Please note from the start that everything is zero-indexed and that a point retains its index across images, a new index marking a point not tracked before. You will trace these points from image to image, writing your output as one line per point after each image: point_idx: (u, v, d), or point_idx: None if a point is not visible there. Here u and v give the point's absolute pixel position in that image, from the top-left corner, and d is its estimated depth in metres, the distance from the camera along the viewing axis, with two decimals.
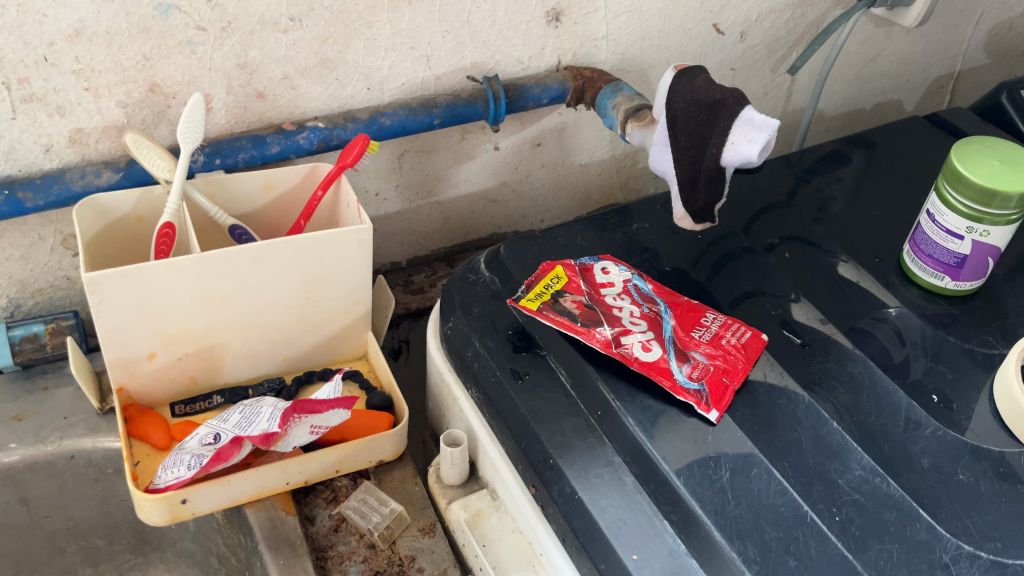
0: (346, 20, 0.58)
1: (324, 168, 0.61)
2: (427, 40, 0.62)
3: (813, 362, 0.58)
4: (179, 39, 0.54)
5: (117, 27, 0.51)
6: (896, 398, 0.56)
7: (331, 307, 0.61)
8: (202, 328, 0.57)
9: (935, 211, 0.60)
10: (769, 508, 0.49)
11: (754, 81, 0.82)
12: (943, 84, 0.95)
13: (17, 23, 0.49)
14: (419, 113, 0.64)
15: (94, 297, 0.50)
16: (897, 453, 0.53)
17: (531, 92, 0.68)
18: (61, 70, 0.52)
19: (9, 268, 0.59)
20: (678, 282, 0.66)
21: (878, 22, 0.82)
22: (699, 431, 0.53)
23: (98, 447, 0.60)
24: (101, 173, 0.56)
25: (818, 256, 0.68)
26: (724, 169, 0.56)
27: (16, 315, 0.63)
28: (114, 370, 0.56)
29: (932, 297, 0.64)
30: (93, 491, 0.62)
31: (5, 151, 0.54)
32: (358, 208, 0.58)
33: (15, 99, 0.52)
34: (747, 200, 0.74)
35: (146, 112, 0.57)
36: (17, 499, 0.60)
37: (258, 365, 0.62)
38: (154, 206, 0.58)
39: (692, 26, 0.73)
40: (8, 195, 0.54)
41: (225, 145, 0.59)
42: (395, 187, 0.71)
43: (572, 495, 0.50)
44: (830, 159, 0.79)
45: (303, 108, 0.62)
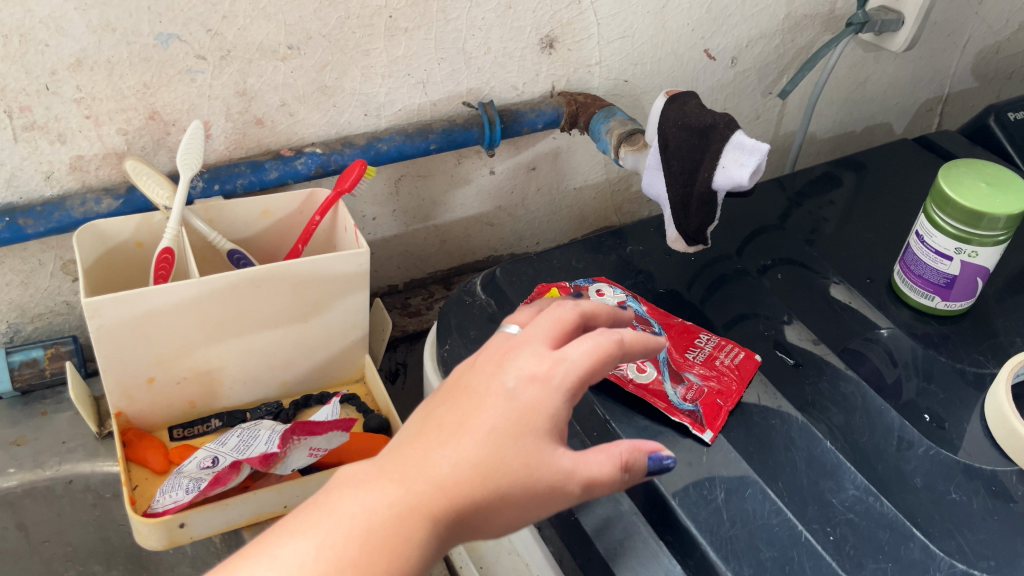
0: (344, 48, 0.59)
1: (322, 194, 0.62)
2: (423, 67, 0.64)
3: (807, 384, 0.59)
4: (179, 68, 0.55)
5: (117, 56, 0.52)
6: (889, 418, 0.56)
7: (329, 330, 0.61)
8: (201, 353, 0.57)
9: (924, 232, 0.61)
10: (764, 528, 0.49)
11: (745, 106, 0.83)
12: (932, 107, 0.97)
13: (20, 53, 0.50)
14: (415, 138, 0.65)
15: (94, 322, 0.51)
16: (890, 472, 0.53)
17: (526, 117, 0.69)
18: (62, 99, 0.53)
19: (9, 294, 0.60)
20: (672, 304, 0.67)
21: (866, 47, 0.83)
22: (695, 452, 0.54)
23: (96, 472, 0.60)
24: (101, 200, 0.57)
25: (810, 277, 0.69)
26: (716, 193, 0.57)
27: (16, 340, 0.63)
28: (113, 395, 0.56)
29: (923, 318, 0.65)
30: (91, 515, 0.62)
31: (6, 178, 0.55)
32: (355, 233, 0.59)
33: (16, 128, 0.53)
34: (740, 223, 0.74)
35: (147, 139, 0.57)
36: (14, 524, 0.60)
37: (256, 389, 0.63)
38: (153, 232, 0.58)
39: (684, 52, 0.74)
40: (10, 222, 0.54)
41: (224, 171, 0.60)
42: (393, 211, 0.72)
43: (568, 517, 0.51)
44: (822, 181, 0.80)
45: (301, 135, 0.63)
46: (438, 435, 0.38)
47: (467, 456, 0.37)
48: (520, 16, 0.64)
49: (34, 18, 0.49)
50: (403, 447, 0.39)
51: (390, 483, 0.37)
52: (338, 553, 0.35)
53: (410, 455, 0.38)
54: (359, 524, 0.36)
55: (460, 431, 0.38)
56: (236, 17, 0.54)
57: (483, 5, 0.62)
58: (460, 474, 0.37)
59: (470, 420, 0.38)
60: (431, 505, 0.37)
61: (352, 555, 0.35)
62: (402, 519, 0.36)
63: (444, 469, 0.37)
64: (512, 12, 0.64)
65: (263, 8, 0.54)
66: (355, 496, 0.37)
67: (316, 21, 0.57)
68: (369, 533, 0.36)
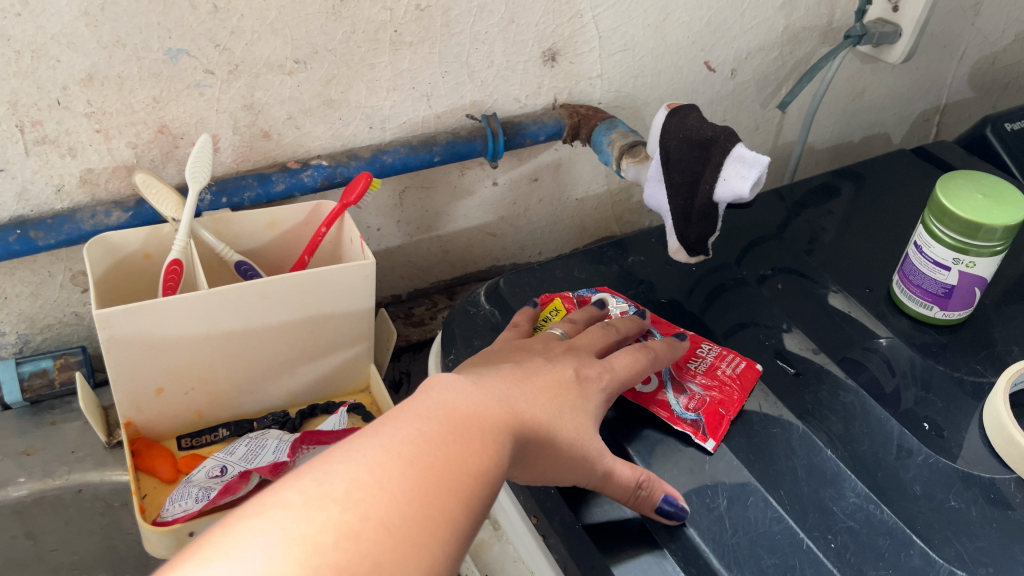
0: (349, 63, 0.60)
1: (327, 206, 0.63)
2: (428, 80, 0.64)
3: (807, 393, 0.60)
4: (188, 82, 0.56)
5: (128, 71, 0.53)
6: (888, 426, 0.57)
7: (335, 340, 0.62)
8: (208, 364, 0.58)
9: (922, 243, 0.62)
10: (766, 536, 0.50)
11: (745, 117, 0.84)
12: (929, 118, 0.98)
13: (32, 68, 0.50)
14: (419, 151, 0.66)
15: (104, 334, 0.51)
16: (890, 480, 0.54)
17: (529, 129, 0.70)
18: (73, 113, 0.53)
19: (19, 305, 0.60)
20: (673, 314, 0.68)
21: (864, 59, 0.84)
22: (697, 460, 0.54)
23: (105, 481, 0.61)
24: (110, 213, 0.58)
25: (810, 287, 0.70)
26: (717, 204, 0.57)
27: (25, 351, 0.64)
28: (121, 405, 0.57)
29: (921, 327, 0.66)
30: (100, 524, 0.63)
31: (17, 191, 0.56)
32: (361, 245, 0.60)
33: (27, 141, 0.53)
34: (740, 233, 0.75)
35: (155, 152, 0.58)
36: (23, 533, 0.61)
37: (262, 399, 0.63)
38: (161, 243, 0.59)
39: (684, 64, 0.75)
40: (21, 235, 0.55)
41: (231, 184, 0.61)
42: (396, 223, 0.73)
43: (572, 525, 0.52)
44: (820, 191, 0.81)
45: (307, 147, 0.64)
46: (515, 378, 0.43)
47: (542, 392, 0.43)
48: (523, 30, 0.65)
49: (45, 35, 0.49)
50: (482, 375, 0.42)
51: (490, 392, 0.40)
52: (462, 427, 0.36)
53: (495, 381, 0.41)
54: (471, 408, 0.37)
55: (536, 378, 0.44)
56: (244, 32, 0.55)
57: (487, 19, 0.63)
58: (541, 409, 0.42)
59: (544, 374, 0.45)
60: (523, 422, 0.40)
61: (475, 433, 0.36)
62: (506, 421, 0.39)
63: (529, 401, 0.42)
64: (515, 26, 0.64)
65: (270, 24, 0.55)
66: (454, 389, 0.38)
67: (323, 35, 0.58)
68: (483, 419, 0.37)
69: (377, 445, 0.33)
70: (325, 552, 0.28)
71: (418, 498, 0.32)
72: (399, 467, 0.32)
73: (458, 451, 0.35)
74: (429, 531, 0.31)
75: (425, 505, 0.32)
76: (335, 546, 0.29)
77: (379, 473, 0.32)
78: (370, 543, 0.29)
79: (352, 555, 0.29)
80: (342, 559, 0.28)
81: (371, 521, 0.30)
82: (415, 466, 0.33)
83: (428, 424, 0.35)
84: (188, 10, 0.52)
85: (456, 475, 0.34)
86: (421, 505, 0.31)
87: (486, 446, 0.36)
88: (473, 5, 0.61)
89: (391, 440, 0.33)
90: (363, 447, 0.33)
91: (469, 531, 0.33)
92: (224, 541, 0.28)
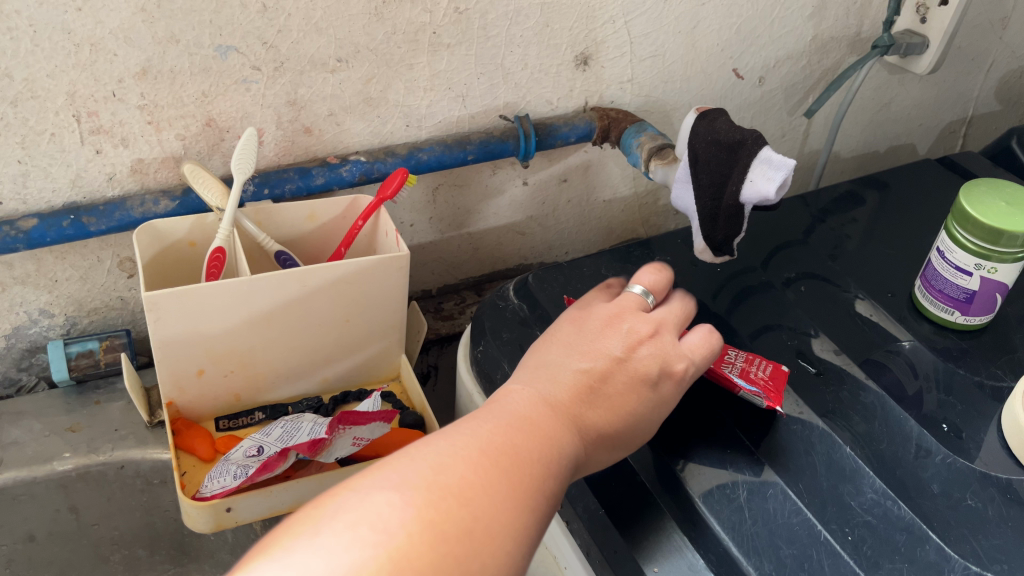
0: (389, 62, 0.62)
1: (365, 200, 0.65)
2: (463, 82, 0.67)
3: (828, 392, 0.61)
4: (236, 78, 0.58)
5: (180, 66, 0.56)
6: (908, 427, 0.58)
7: (369, 330, 0.64)
8: (248, 349, 0.60)
9: (945, 249, 0.63)
10: (785, 527, 0.52)
11: (772, 124, 0.86)
12: (955, 129, 0.98)
13: (90, 61, 0.53)
14: (453, 149, 0.68)
15: (151, 316, 0.54)
16: (908, 477, 0.55)
17: (560, 131, 0.72)
18: (127, 105, 0.56)
19: (68, 288, 0.63)
20: (698, 314, 0.69)
21: (891, 69, 0.86)
22: (723, 451, 0.56)
23: (146, 459, 0.64)
24: (159, 202, 0.60)
25: (833, 291, 0.71)
26: (743, 206, 0.59)
27: (72, 333, 0.66)
28: (165, 386, 0.60)
29: (943, 332, 0.67)
30: (139, 501, 0.66)
31: (72, 178, 0.58)
32: (396, 237, 0.62)
33: (83, 131, 0.56)
34: (764, 238, 0.77)
35: (202, 144, 0.61)
36: (67, 507, 0.64)
37: (297, 384, 0.65)
38: (206, 232, 0.62)
39: (713, 71, 0.77)
40: (75, 220, 0.58)
41: (274, 176, 0.63)
42: (429, 219, 0.75)
43: (596, 511, 0.55)
44: (845, 199, 0.82)
45: (346, 143, 0.66)
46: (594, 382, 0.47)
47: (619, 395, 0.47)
48: (557, 34, 0.67)
49: (104, 29, 0.52)
50: (551, 379, 0.46)
51: (564, 405, 0.45)
52: (543, 440, 0.41)
53: (571, 388, 0.46)
54: (548, 421, 0.43)
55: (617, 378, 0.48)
56: (290, 31, 0.57)
57: (522, 23, 0.65)
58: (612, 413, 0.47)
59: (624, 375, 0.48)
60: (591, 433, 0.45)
61: (554, 447, 0.42)
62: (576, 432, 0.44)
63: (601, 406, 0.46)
64: (549, 30, 0.66)
65: (315, 23, 0.58)
66: (532, 404, 0.44)
67: (365, 36, 0.60)
68: (559, 432, 0.43)
69: (482, 453, 0.39)
70: (445, 535, 0.34)
71: (515, 503, 0.38)
72: (500, 475, 0.38)
73: (542, 464, 0.40)
74: (519, 529, 0.37)
75: (518, 510, 0.38)
76: (454, 534, 0.35)
77: (484, 476, 0.38)
78: (480, 537, 0.35)
79: (467, 541, 0.35)
80: (459, 546, 0.35)
81: (481, 520, 0.36)
82: (511, 474, 0.38)
83: (515, 436, 0.41)
84: (238, 9, 0.55)
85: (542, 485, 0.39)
86: (515, 509, 0.38)
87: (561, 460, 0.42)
88: (509, 9, 0.63)
89: (491, 447, 0.39)
90: (469, 452, 0.38)
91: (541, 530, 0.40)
92: (364, 513, 0.34)
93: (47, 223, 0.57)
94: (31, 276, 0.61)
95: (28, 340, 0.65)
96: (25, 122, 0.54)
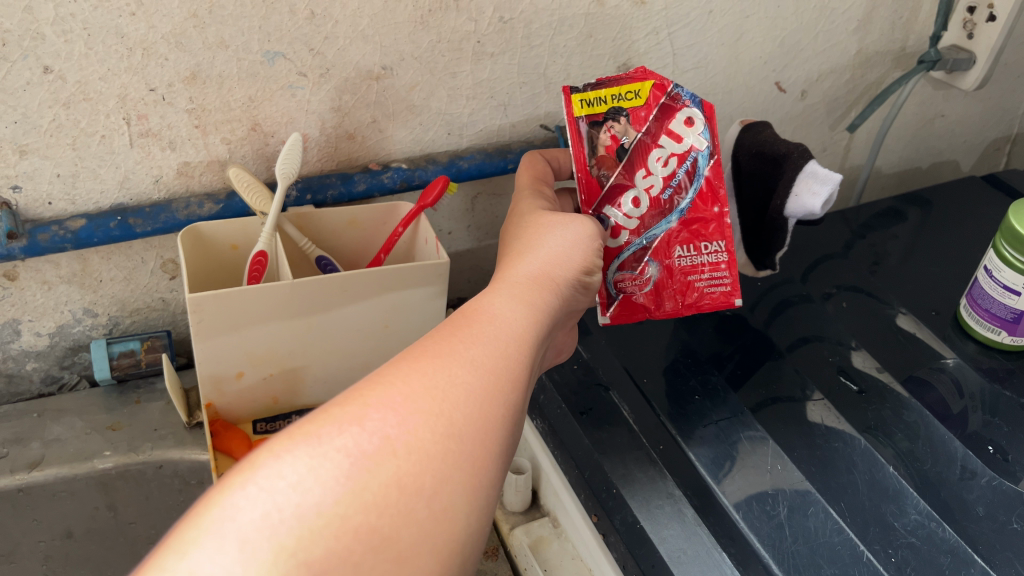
0: (433, 70, 0.63)
1: (405, 207, 0.65)
2: (505, 91, 0.67)
3: (870, 410, 0.61)
4: (282, 83, 0.58)
5: (228, 71, 0.56)
6: (952, 447, 0.58)
7: (409, 340, 0.65)
8: (287, 351, 0.60)
9: (993, 267, 0.62)
10: (826, 546, 0.51)
11: (813, 138, 0.85)
12: (1000, 147, 0.97)
13: (142, 65, 0.53)
14: (494, 157, 0.68)
15: (195, 318, 0.54)
16: (953, 499, 0.54)
17: None
18: (176, 108, 0.57)
19: (113, 288, 0.64)
20: (736, 328, 0.69)
21: (936, 85, 0.85)
22: (767, 462, 0.57)
23: (185, 459, 0.64)
24: (203, 205, 0.61)
25: (875, 306, 0.71)
26: (787, 220, 0.59)
27: (114, 332, 0.67)
28: (205, 387, 0.60)
29: (989, 352, 0.66)
30: (176, 500, 0.67)
31: (120, 180, 0.59)
32: (436, 244, 0.62)
33: (133, 134, 0.57)
34: (803, 253, 0.77)
35: (247, 149, 0.61)
36: (105, 505, 0.65)
37: (335, 389, 0.66)
38: (248, 236, 0.62)
39: (755, 84, 0.77)
40: (121, 221, 0.59)
41: (316, 182, 0.64)
42: (467, 227, 0.75)
43: (634, 525, 0.54)
44: (887, 215, 0.81)
45: (388, 150, 0.66)
46: (520, 296, 0.44)
47: (550, 306, 0.45)
48: (600, 44, 0.67)
49: (157, 34, 0.52)
50: (489, 298, 0.43)
51: (499, 314, 0.41)
52: (481, 341, 0.38)
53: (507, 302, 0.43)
54: (484, 326, 0.40)
55: (534, 291, 0.45)
56: (337, 38, 0.58)
57: (566, 33, 0.65)
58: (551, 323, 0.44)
59: (542, 285, 0.46)
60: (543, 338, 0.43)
61: (498, 347, 0.39)
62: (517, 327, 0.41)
63: (544, 315, 0.44)
64: (593, 40, 0.66)
65: (362, 31, 0.58)
66: (486, 317, 0.41)
67: (410, 43, 0.60)
68: (504, 334, 0.40)
69: (398, 366, 0.36)
70: (382, 462, 0.31)
71: (460, 402, 0.35)
72: (429, 379, 0.35)
73: (492, 358, 0.38)
74: (478, 429, 0.34)
75: (470, 410, 0.35)
76: (396, 458, 0.31)
77: (413, 386, 0.34)
78: (430, 447, 0.32)
79: (414, 460, 0.32)
80: (405, 467, 0.31)
81: (431, 432, 0.33)
82: (446, 376, 0.35)
83: (443, 343, 0.38)
84: (287, 16, 0.55)
85: (495, 374, 0.37)
86: (462, 409, 0.34)
87: (514, 359, 0.39)
88: (553, 19, 0.63)
89: (420, 358, 0.36)
90: (389, 371, 0.35)
91: (513, 433, 0.37)
92: (284, 467, 0.30)
93: (95, 223, 0.58)
94: (77, 276, 0.62)
95: (71, 339, 0.66)
96: (76, 123, 0.55)
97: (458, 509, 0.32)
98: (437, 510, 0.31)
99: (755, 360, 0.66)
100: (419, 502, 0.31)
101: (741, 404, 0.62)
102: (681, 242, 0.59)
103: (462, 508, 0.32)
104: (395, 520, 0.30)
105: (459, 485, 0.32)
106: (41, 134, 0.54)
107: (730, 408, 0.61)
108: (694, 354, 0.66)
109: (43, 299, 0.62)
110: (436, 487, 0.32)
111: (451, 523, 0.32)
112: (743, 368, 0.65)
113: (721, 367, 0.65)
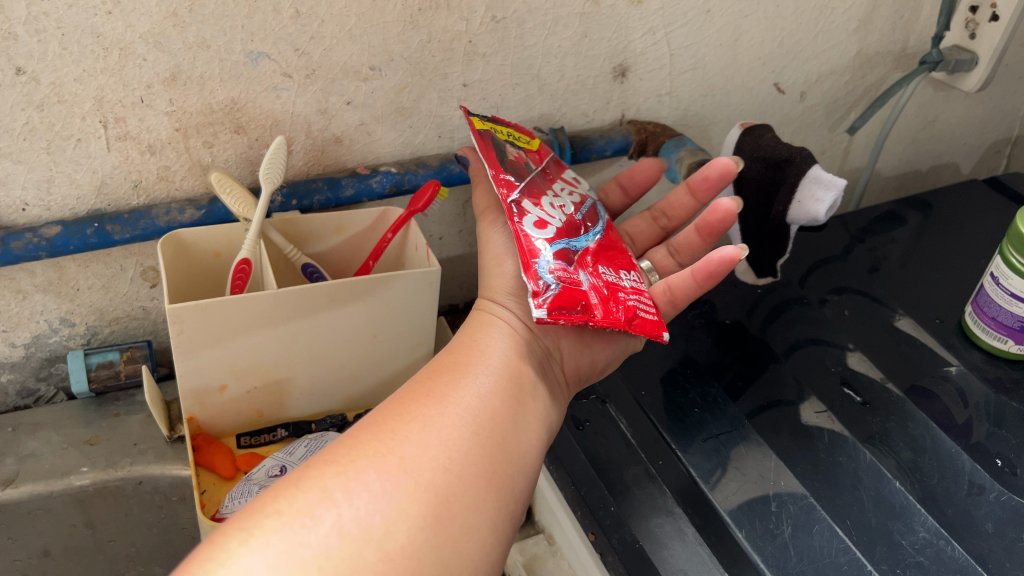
0: (423, 71, 0.60)
1: (394, 212, 0.63)
2: (498, 92, 0.65)
3: (874, 421, 0.59)
4: (266, 85, 0.56)
5: (209, 72, 0.54)
6: (959, 461, 0.56)
7: (396, 349, 0.62)
8: (272, 364, 0.58)
9: (1000, 275, 0.60)
10: (832, 566, 0.49)
11: (812, 140, 0.83)
12: (1000, 149, 0.95)
13: (119, 66, 0.51)
14: None
15: (175, 329, 0.52)
16: (961, 516, 0.52)
17: (596, 144, 0.70)
18: (155, 111, 0.54)
19: (90, 297, 0.62)
20: (736, 333, 0.67)
21: (937, 86, 0.83)
22: (770, 473, 0.55)
23: (165, 475, 0.62)
24: (184, 211, 0.59)
25: (875, 310, 0.69)
26: (791, 227, 0.58)
27: (92, 342, 0.65)
28: (186, 400, 0.58)
29: (995, 361, 0.64)
30: (158, 516, 0.65)
31: (97, 186, 0.57)
32: (426, 252, 0.60)
33: (110, 137, 0.54)
34: (801, 258, 0.75)
35: (230, 152, 0.59)
36: (83, 523, 0.63)
37: (321, 401, 0.64)
38: (230, 242, 0.61)
39: (754, 85, 0.75)
40: (98, 228, 0.56)
41: (302, 187, 0.62)
42: (459, 232, 0.74)
43: (633, 544, 0.52)
44: (886, 219, 0.80)
45: (377, 153, 0.64)
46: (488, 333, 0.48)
47: (517, 338, 0.48)
48: (596, 44, 0.65)
49: (134, 33, 0.50)
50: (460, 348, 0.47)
51: (459, 357, 0.45)
52: (436, 384, 0.42)
53: (476, 347, 0.47)
54: (442, 370, 0.44)
55: (496, 327, 0.49)
56: (324, 38, 0.55)
57: (560, 32, 0.63)
58: (522, 350, 0.47)
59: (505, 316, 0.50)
60: (516, 368, 0.46)
61: (454, 386, 0.42)
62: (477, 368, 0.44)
63: (508, 348, 0.47)
64: (588, 40, 0.64)
65: (349, 30, 0.56)
66: (452, 365, 0.44)
67: (399, 43, 0.58)
68: (464, 376, 0.43)
69: (355, 428, 0.40)
70: (320, 517, 0.34)
71: (413, 441, 0.38)
72: (376, 429, 0.39)
73: (451, 402, 0.41)
74: (431, 462, 0.37)
75: (423, 445, 0.38)
76: (336, 507, 0.34)
77: (360, 441, 0.38)
78: (377, 489, 0.35)
79: (357, 506, 0.34)
80: (346, 516, 0.34)
81: (375, 475, 0.36)
82: (398, 421, 0.39)
83: (404, 397, 0.42)
84: (271, 15, 0.53)
85: (453, 415, 0.40)
86: (411, 449, 0.38)
87: (474, 393, 0.42)
88: (548, 18, 0.61)
89: (378, 415, 0.40)
90: (346, 435, 0.39)
91: (491, 457, 0.39)
92: (216, 549, 0.32)
93: (71, 230, 0.55)
94: (53, 285, 0.59)
95: (48, 350, 0.64)
96: (51, 126, 0.52)
97: (416, 543, 0.34)
98: (391, 549, 0.33)
99: (756, 369, 0.64)
100: (369, 547, 0.33)
101: (740, 414, 0.60)
102: (610, 266, 0.52)
103: (424, 541, 0.34)
104: (341, 568, 0.32)
105: (416, 517, 0.35)
106: (14, 138, 0.52)
107: (730, 420, 0.59)
108: (693, 363, 0.64)
109: (18, 308, 0.60)
110: (385, 528, 0.34)
111: (408, 558, 0.34)
112: (743, 379, 0.63)
113: (720, 377, 0.63)
